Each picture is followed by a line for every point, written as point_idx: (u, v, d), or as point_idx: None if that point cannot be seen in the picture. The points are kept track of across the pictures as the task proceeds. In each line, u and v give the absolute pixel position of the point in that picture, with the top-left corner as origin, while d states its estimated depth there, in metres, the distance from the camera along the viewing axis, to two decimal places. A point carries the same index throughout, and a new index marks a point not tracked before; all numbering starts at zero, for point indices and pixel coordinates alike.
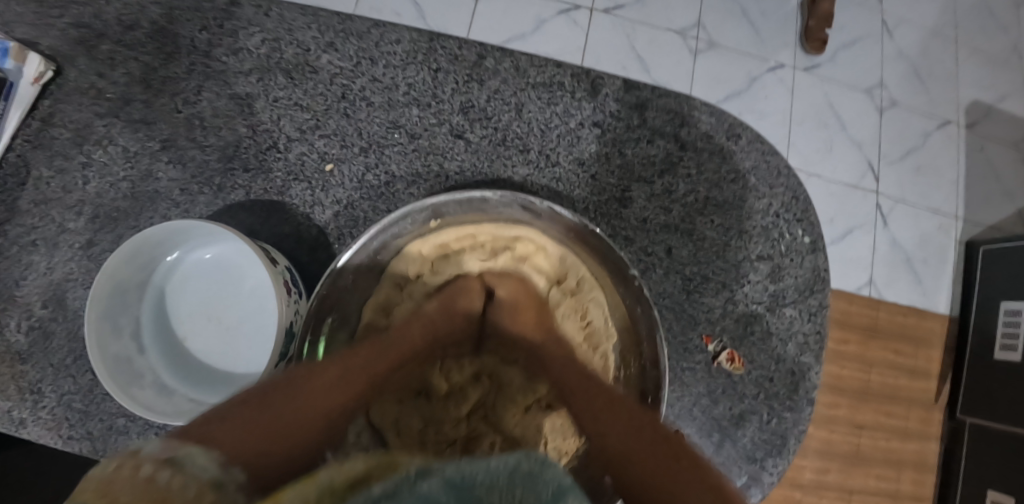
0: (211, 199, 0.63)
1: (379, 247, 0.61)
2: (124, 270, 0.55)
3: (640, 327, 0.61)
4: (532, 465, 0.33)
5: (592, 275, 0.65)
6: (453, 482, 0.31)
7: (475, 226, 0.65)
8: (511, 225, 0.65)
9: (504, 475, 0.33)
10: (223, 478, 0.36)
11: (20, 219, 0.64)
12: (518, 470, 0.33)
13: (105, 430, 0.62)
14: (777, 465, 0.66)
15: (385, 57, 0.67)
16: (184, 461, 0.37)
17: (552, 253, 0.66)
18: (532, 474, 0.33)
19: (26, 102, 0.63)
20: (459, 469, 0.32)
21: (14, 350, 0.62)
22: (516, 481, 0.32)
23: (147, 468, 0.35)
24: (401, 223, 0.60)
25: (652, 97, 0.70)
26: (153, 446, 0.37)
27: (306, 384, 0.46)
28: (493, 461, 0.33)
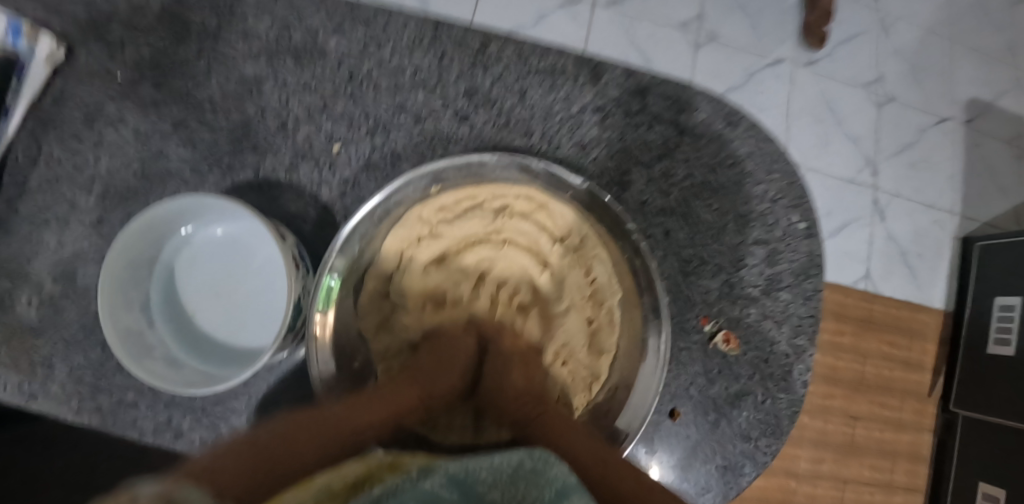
0: (220, 178, 0.65)
1: (382, 214, 0.63)
2: (136, 245, 0.56)
3: (639, 279, 0.64)
4: (534, 463, 0.40)
5: (593, 236, 0.67)
6: (457, 478, 0.37)
7: (475, 189, 0.65)
8: (511, 186, 0.66)
9: (507, 473, 0.39)
10: None
11: (32, 197, 0.65)
12: (521, 470, 0.39)
13: (116, 403, 0.63)
14: (770, 445, 0.68)
15: (393, 43, 0.68)
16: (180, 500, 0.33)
17: (553, 211, 0.67)
18: (534, 472, 0.40)
19: (39, 83, 0.65)
20: (464, 468, 0.38)
21: (25, 324, 0.64)
22: (518, 479, 0.39)
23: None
24: (402, 189, 0.62)
25: (652, 84, 0.72)
26: (148, 486, 0.33)
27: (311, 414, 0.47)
28: (500, 460, 0.39)
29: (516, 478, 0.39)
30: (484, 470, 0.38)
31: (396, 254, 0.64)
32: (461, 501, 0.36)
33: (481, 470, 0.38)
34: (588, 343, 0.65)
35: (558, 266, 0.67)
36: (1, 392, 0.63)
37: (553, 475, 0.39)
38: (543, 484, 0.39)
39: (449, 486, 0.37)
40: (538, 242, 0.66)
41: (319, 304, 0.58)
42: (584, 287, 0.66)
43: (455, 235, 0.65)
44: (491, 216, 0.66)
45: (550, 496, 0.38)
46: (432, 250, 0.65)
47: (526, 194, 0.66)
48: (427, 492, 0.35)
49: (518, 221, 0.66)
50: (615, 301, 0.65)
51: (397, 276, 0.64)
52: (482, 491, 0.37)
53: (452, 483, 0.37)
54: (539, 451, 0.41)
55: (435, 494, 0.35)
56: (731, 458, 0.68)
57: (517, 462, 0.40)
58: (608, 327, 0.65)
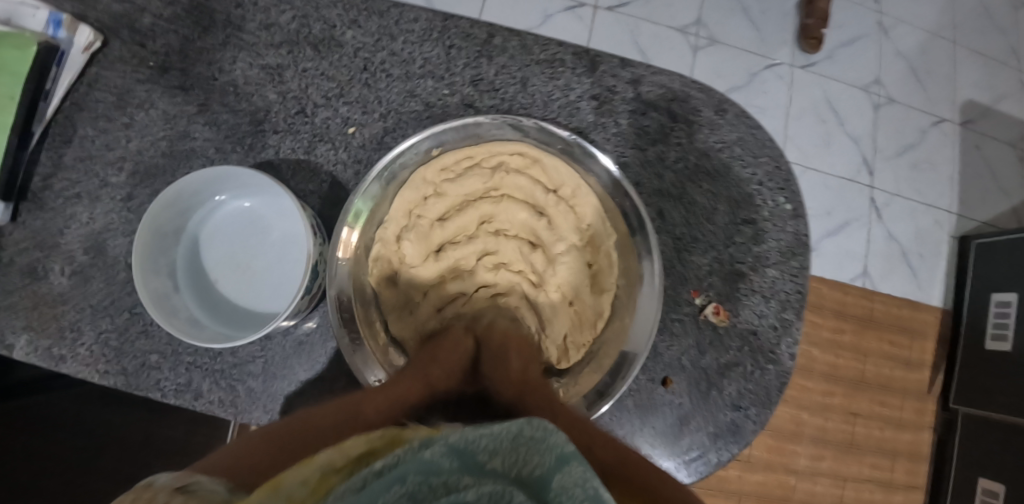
0: (242, 156, 0.70)
1: (389, 177, 0.67)
2: (166, 214, 0.61)
3: (629, 219, 0.69)
4: (534, 433, 0.40)
5: (587, 189, 0.70)
6: (456, 447, 0.38)
7: (472, 149, 0.69)
8: (505, 144, 0.70)
9: (508, 439, 0.39)
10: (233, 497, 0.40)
11: (66, 174, 0.70)
12: (521, 438, 0.39)
13: (139, 366, 0.68)
14: (759, 415, 0.71)
15: (404, 34, 0.73)
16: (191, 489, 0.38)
17: (546, 167, 0.70)
18: (535, 440, 0.39)
19: (76, 68, 0.70)
20: (464, 437, 0.38)
21: (57, 291, 0.69)
22: (519, 446, 0.39)
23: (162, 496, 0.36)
24: (406, 153, 0.66)
25: (646, 74, 0.75)
26: (164, 478, 0.39)
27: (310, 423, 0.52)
28: (499, 428, 0.39)
29: (518, 446, 0.39)
30: (485, 438, 0.38)
31: (405, 214, 0.68)
32: (461, 471, 0.36)
33: (482, 438, 0.38)
34: (591, 284, 0.70)
35: (554, 214, 0.70)
36: (33, 355, 0.68)
37: (552, 442, 0.39)
38: (544, 451, 0.39)
39: (448, 455, 0.37)
40: (534, 196, 0.70)
41: (352, 219, 0.64)
42: (581, 232, 0.70)
43: (459, 191, 0.69)
44: (490, 173, 0.69)
45: (550, 465, 0.38)
46: (440, 205, 0.69)
47: (520, 150, 0.70)
48: (431, 462, 0.36)
49: (515, 177, 0.70)
50: (611, 244, 0.69)
51: (405, 234, 0.68)
52: (481, 459, 0.38)
53: (452, 451, 0.38)
54: (537, 420, 0.40)
55: (435, 465, 0.36)
56: (721, 427, 0.71)
57: (517, 430, 0.40)
58: (608, 269, 0.70)
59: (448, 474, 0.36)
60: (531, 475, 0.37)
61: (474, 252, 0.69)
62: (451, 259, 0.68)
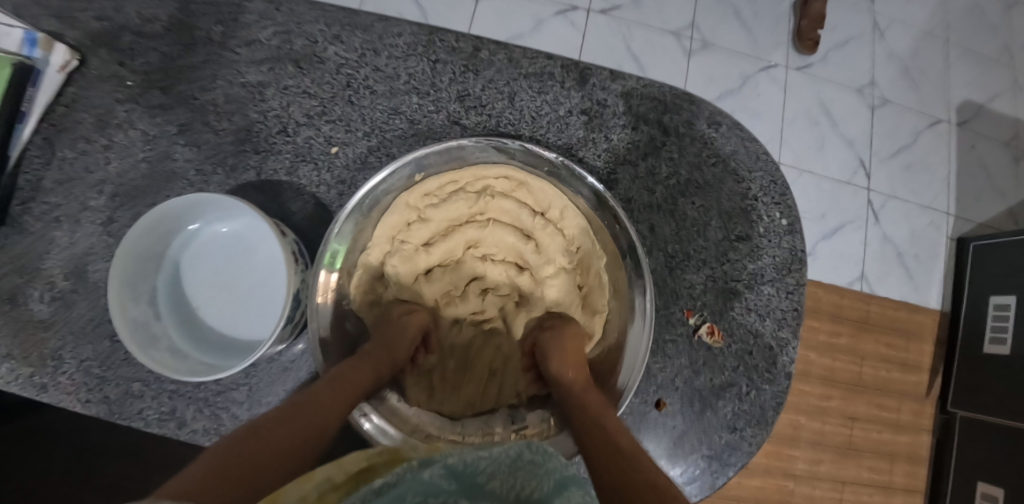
0: (224, 178, 0.68)
1: (370, 204, 0.65)
2: (145, 241, 0.59)
3: (620, 243, 0.67)
4: (534, 456, 0.42)
5: (575, 211, 0.69)
6: (456, 468, 0.40)
7: (456, 173, 0.67)
8: (489, 167, 0.68)
9: (507, 462, 0.41)
10: None
11: (45, 197, 0.69)
12: (520, 461, 0.41)
13: (122, 394, 0.66)
14: (756, 436, 0.70)
15: (388, 49, 0.71)
16: None
17: (533, 188, 0.69)
18: (534, 464, 0.41)
19: (53, 88, 0.68)
20: (463, 459, 0.40)
21: (37, 318, 0.67)
22: (517, 471, 0.41)
23: None
24: (387, 180, 0.64)
25: (638, 87, 0.73)
26: None
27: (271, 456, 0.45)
28: (498, 451, 0.41)
29: (516, 471, 0.41)
30: (484, 461, 0.40)
31: (390, 239, 0.67)
32: (459, 493, 0.39)
33: (482, 461, 0.40)
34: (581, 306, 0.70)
35: (541, 237, 0.70)
36: (14, 382, 0.66)
37: (552, 467, 0.41)
38: (542, 475, 0.41)
39: (447, 478, 0.39)
40: (519, 219, 0.70)
41: (328, 262, 0.62)
42: (569, 255, 0.71)
43: (444, 216, 0.69)
44: (475, 197, 0.69)
45: (547, 489, 0.40)
46: (426, 231, 0.69)
47: (505, 173, 0.68)
48: (430, 484, 0.38)
49: (501, 200, 0.69)
50: (601, 265, 0.69)
51: (392, 261, 0.68)
52: (480, 482, 0.40)
53: (451, 472, 0.39)
54: (537, 443, 0.42)
55: (435, 486, 0.38)
56: (717, 449, 0.69)
57: (516, 452, 0.42)
58: (598, 290, 0.69)
59: (447, 498, 0.38)
60: (528, 498, 0.40)
61: (465, 275, 0.72)
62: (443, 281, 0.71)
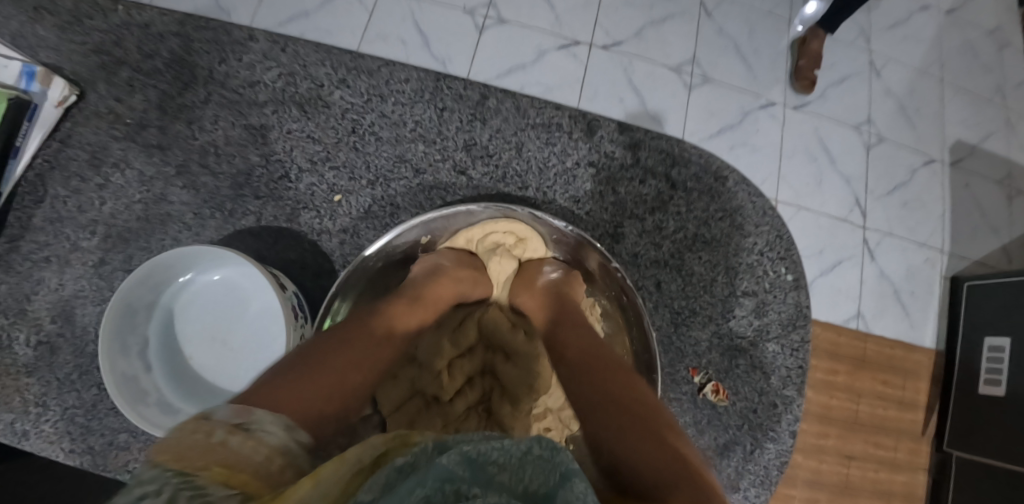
0: (222, 223, 0.66)
1: (377, 266, 0.66)
2: (138, 290, 0.57)
3: (626, 314, 0.68)
4: (542, 450, 0.34)
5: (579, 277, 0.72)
6: (469, 457, 0.33)
7: (466, 232, 0.68)
8: (497, 226, 0.69)
9: (517, 456, 0.34)
10: (289, 441, 0.39)
11: (33, 236, 0.67)
12: (529, 455, 0.34)
13: (107, 445, 0.64)
14: (760, 496, 0.68)
15: (394, 95, 0.71)
16: (248, 427, 0.38)
17: (531, 246, 0.69)
18: (543, 459, 0.34)
19: (48, 123, 0.67)
20: (477, 447, 0.34)
21: (20, 363, 0.64)
22: (527, 464, 0.34)
23: (218, 433, 0.36)
24: (394, 243, 0.65)
25: (645, 138, 0.74)
26: (222, 412, 0.39)
27: (333, 359, 0.49)
28: (508, 442, 0.34)
29: (527, 463, 0.34)
30: (495, 451, 0.33)
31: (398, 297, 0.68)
32: (471, 483, 0.32)
33: (493, 450, 0.33)
34: None
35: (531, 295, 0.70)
36: None
37: (561, 459, 0.34)
38: (551, 469, 0.33)
39: (462, 464, 0.32)
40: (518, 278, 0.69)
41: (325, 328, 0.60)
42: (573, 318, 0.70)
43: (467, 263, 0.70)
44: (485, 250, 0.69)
45: (555, 483, 0.33)
46: None
47: (512, 232, 0.69)
48: (441, 471, 0.32)
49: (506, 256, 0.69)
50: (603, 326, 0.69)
51: None
52: (492, 473, 0.33)
53: (466, 461, 0.33)
54: (547, 436, 0.35)
55: (452, 472, 0.32)
56: None
57: (526, 445, 0.34)
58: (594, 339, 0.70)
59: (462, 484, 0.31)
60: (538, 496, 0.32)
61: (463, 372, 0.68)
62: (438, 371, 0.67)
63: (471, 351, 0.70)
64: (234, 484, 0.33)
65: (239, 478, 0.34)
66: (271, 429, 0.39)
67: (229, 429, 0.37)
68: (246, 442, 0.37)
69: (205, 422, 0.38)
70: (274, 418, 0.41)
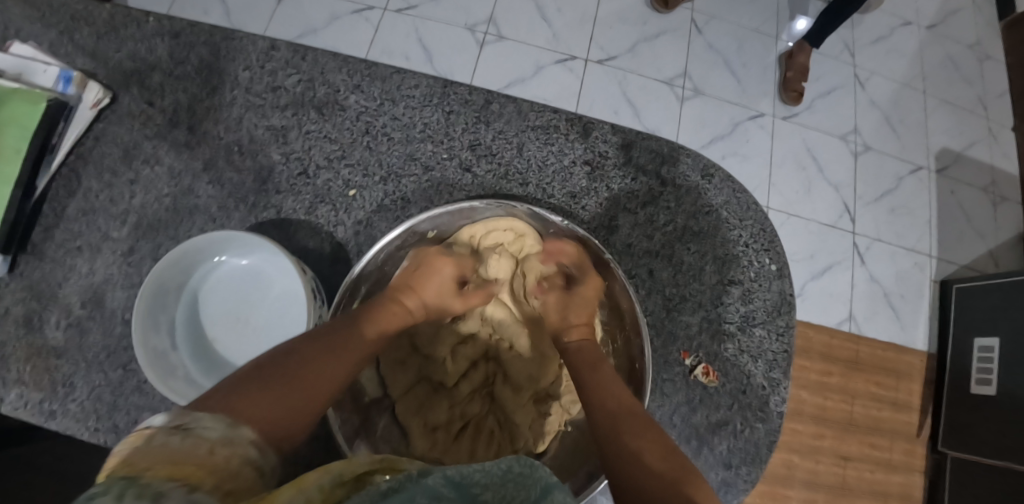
0: (243, 215, 0.71)
1: (385, 258, 0.70)
2: (169, 272, 0.62)
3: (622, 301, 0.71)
4: (522, 469, 0.41)
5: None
6: (454, 480, 0.39)
7: (471, 228, 0.73)
8: (499, 222, 0.73)
9: (498, 476, 0.40)
10: (232, 435, 0.45)
11: (68, 226, 0.71)
12: (510, 473, 0.41)
13: (131, 422, 0.67)
14: (750, 473, 0.72)
15: (405, 99, 0.76)
16: (187, 428, 0.44)
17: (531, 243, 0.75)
18: (523, 476, 0.41)
19: (84, 122, 0.72)
20: (460, 469, 0.40)
21: (53, 345, 0.69)
22: (507, 482, 0.40)
23: (160, 435, 0.42)
24: (404, 236, 0.69)
25: (638, 139, 0.79)
26: (164, 417, 0.44)
27: (307, 368, 0.55)
28: (489, 464, 0.41)
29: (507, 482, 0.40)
30: (478, 473, 0.40)
31: None
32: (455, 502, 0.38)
33: (475, 473, 0.40)
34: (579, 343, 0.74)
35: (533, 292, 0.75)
36: (23, 407, 0.67)
37: (541, 475, 0.41)
38: (531, 486, 0.40)
39: (447, 486, 0.39)
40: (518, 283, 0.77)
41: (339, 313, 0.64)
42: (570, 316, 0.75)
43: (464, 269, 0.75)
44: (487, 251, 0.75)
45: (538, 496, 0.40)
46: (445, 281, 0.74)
47: (512, 227, 0.74)
48: (429, 491, 0.38)
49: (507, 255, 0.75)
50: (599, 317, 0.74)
51: None
52: (474, 492, 0.39)
53: (450, 482, 0.39)
54: (525, 457, 0.42)
55: (437, 491, 0.38)
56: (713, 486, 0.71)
57: (506, 465, 0.41)
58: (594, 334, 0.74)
59: None
60: None
61: (468, 357, 0.73)
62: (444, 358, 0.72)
63: (473, 338, 0.75)
64: (178, 474, 0.38)
65: (184, 471, 0.38)
66: (210, 426, 0.45)
67: (169, 431, 0.42)
68: (186, 438, 0.42)
69: (147, 429, 0.43)
70: (213, 417, 0.46)
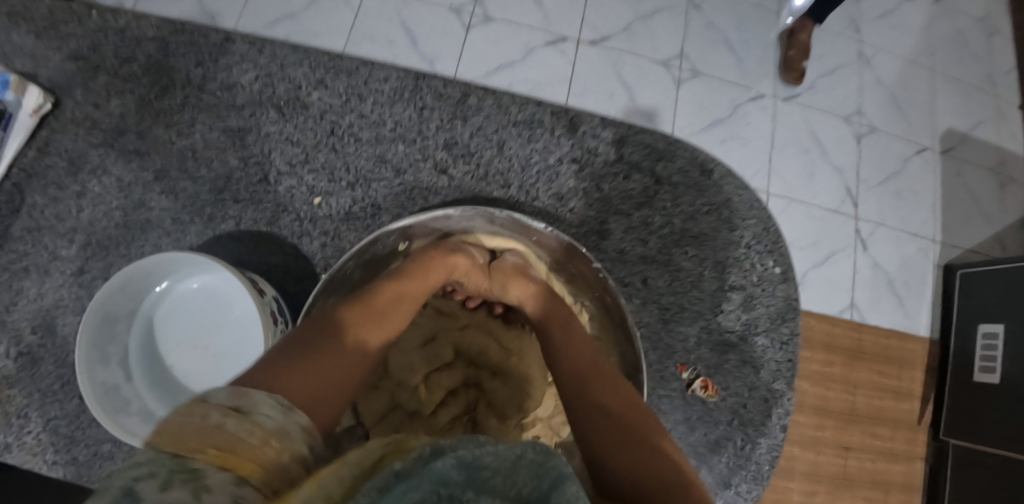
0: (201, 229, 0.66)
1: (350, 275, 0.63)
2: (116, 300, 0.56)
3: (611, 313, 0.67)
4: (535, 454, 0.35)
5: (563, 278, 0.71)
6: (463, 460, 0.32)
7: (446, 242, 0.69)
8: (477, 235, 0.70)
9: (509, 460, 0.34)
10: (287, 425, 0.38)
11: (12, 245, 0.66)
12: (523, 458, 0.34)
13: (91, 455, 0.63)
14: (752, 491, 0.68)
15: (374, 95, 0.70)
16: (244, 410, 0.38)
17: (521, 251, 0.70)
18: (537, 460, 0.34)
19: (25, 131, 0.66)
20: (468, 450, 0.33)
21: (0, 375, 0.63)
22: (521, 466, 0.33)
23: (214, 416, 0.36)
24: (372, 248, 0.64)
25: (630, 134, 0.73)
26: (219, 394, 0.38)
27: (320, 365, 0.46)
28: (499, 448, 0.34)
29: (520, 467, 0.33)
30: (488, 455, 0.33)
31: None
32: (466, 485, 0.30)
33: (486, 454, 0.33)
34: None
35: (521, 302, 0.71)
36: None
37: (555, 464, 0.34)
38: (548, 472, 0.33)
39: (457, 467, 0.31)
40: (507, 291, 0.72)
41: None
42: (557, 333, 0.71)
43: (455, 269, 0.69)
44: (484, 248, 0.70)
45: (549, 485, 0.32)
46: None
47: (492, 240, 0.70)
48: (437, 472, 0.31)
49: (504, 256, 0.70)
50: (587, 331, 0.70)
51: None
52: (484, 475, 0.32)
53: (460, 463, 0.32)
54: (540, 441, 0.36)
55: (444, 475, 0.31)
56: None
57: (520, 450, 0.35)
58: None
59: (456, 487, 0.30)
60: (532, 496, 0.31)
61: (449, 379, 0.69)
62: (422, 380, 0.69)
63: (451, 364, 0.71)
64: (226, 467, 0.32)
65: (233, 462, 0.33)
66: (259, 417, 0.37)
67: (225, 410, 0.37)
68: (244, 423, 0.36)
69: (203, 403, 0.37)
70: (270, 401, 0.40)
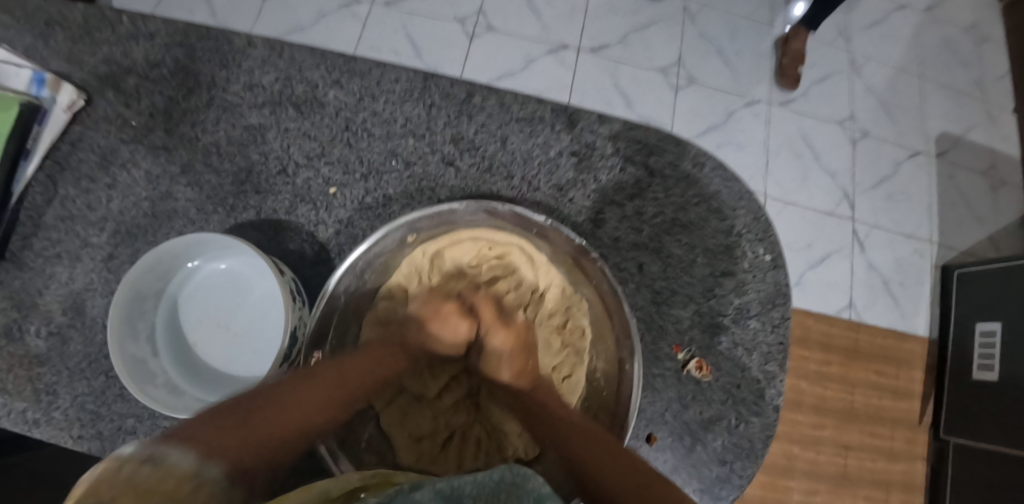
0: (223, 217, 0.70)
1: (364, 267, 0.67)
2: (145, 278, 0.61)
3: (608, 302, 0.69)
4: (514, 478, 0.44)
5: (563, 270, 0.74)
6: (443, 492, 0.43)
7: (450, 235, 0.72)
8: (480, 230, 0.73)
9: (490, 486, 0.43)
10: (201, 470, 0.43)
11: (46, 233, 0.70)
12: (503, 483, 0.43)
13: (116, 430, 0.66)
14: (746, 469, 0.71)
15: (385, 94, 0.75)
16: (159, 458, 0.42)
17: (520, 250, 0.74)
18: (514, 486, 0.43)
19: (58, 128, 0.71)
20: (450, 483, 0.43)
21: (33, 354, 0.68)
22: (500, 492, 0.43)
23: (129, 466, 0.41)
24: (382, 240, 0.67)
25: (625, 130, 0.77)
26: (134, 447, 0.43)
27: (294, 404, 0.52)
28: (481, 476, 0.44)
29: (496, 493, 0.43)
30: (468, 485, 0.43)
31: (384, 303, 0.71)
32: None
33: (467, 484, 0.43)
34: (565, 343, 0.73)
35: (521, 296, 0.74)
36: (7, 417, 0.66)
37: (531, 487, 0.43)
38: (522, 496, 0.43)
39: (436, 499, 0.42)
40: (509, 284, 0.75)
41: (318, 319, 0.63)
42: (556, 324, 0.73)
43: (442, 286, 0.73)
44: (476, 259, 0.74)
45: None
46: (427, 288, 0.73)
47: (495, 236, 0.73)
48: None
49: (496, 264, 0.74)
50: (586, 319, 0.72)
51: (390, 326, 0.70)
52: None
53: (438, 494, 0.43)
54: (518, 466, 0.44)
55: None
56: (708, 482, 0.70)
57: (499, 475, 0.44)
58: (579, 335, 0.72)
59: None
60: None
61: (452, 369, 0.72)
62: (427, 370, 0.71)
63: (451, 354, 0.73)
64: None
65: None
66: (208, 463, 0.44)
67: (139, 460, 0.42)
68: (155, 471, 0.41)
69: (118, 459, 0.41)
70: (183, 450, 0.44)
